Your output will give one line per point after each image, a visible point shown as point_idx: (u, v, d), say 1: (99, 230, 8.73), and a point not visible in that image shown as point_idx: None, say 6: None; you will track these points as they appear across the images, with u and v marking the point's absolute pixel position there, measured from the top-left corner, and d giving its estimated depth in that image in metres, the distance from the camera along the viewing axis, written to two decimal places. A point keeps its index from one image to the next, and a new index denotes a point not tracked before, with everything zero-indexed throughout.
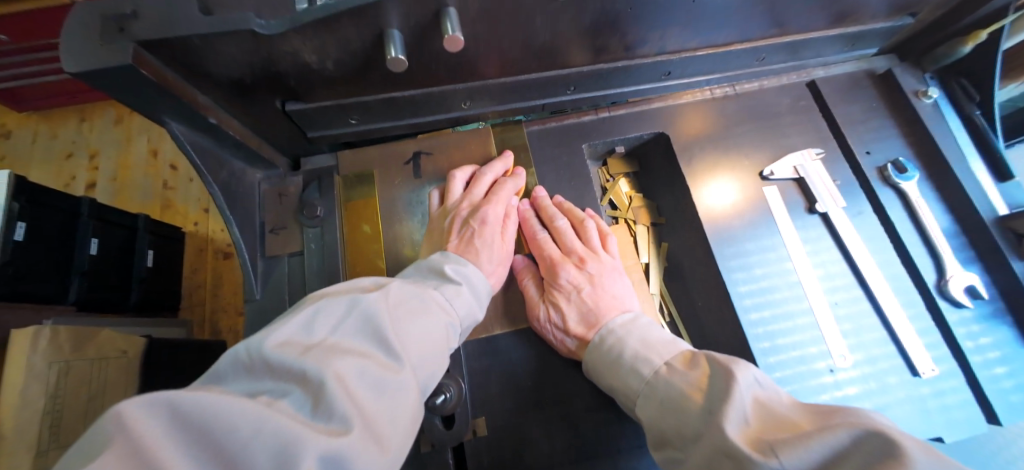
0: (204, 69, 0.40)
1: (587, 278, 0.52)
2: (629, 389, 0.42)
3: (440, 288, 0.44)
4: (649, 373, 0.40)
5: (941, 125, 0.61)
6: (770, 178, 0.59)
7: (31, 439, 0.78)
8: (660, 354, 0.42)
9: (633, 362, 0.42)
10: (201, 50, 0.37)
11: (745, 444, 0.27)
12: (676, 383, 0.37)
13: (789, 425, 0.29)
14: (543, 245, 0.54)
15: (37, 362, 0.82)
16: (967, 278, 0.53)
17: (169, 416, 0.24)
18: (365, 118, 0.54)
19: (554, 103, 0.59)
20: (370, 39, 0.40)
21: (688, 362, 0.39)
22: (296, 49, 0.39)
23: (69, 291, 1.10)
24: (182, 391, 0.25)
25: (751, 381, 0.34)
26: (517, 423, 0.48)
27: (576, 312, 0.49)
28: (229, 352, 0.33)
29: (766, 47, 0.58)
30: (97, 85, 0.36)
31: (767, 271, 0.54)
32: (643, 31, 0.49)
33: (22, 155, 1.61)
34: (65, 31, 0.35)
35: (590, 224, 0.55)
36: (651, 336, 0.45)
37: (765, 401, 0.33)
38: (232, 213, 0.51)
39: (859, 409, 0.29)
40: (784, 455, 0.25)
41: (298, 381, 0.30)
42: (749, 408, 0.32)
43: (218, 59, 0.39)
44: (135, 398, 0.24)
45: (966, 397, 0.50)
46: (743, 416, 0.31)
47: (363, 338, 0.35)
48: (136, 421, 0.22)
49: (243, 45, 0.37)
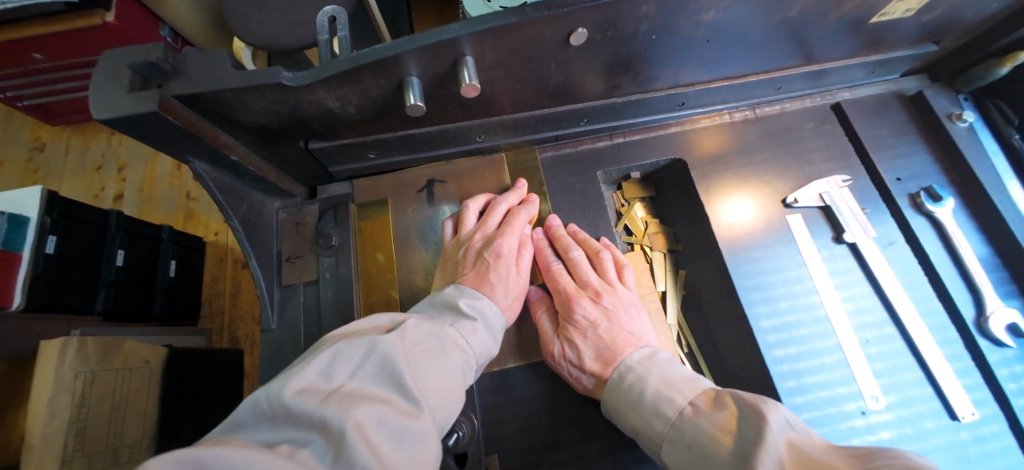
0: (233, 118, 0.41)
1: (604, 313, 0.51)
2: (651, 431, 0.40)
3: (455, 324, 0.44)
4: (673, 413, 0.39)
5: (977, 150, 0.58)
6: (793, 205, 0.57)
7: (58, 448, 0.80)
8: (683, 393, 0.40)
9: (655, 402, 0.41)
10: (233, 102, 0.39)
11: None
12: (702, 426, 0.36)
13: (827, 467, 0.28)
14: (558, 277, 0.54)
15: (64, 372, 0.84)
16: (1009, 315, 0.50)
17: None
18: (383, 152, 0.55)
19: (566, 134, 0.59)
20: (389, 88, 0.41)
21: (713, 403, 0.38)
22: (321, 98, 0.41)
23: (96, 302, 1.13)
24: (206, 449, 0.25)
25: (782, 423, 0.32)
26: (531, 464, 0.47)
27: (592, 349, 0.48)
28: (249, 399, 0.33)
29: (783, 78, 0.58)
30: (124, 130, 0.37)
31: (792, 305, 0.52)
32: (657, 68, 0.49)
33: (55, 167, 1.68)
34: (94, 80, 0.36)
35: (606, 256, 0.54)
36: (672, 374, 0.43)
37: (798, 444, 0.31)
38: (251, 246, 0.52)
39: (900, 453, 0.28)
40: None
41: (318, 429, 0.29)
42: (783, 451, 0.30)
43: (245, 109, 0.40)
44: (159, 456, 0.24)
45: (1010, 443, 0.46)
46: (777, 459, 0.29)
47: (381, 381, 0.35)
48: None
49: (272, 96, 0.39)
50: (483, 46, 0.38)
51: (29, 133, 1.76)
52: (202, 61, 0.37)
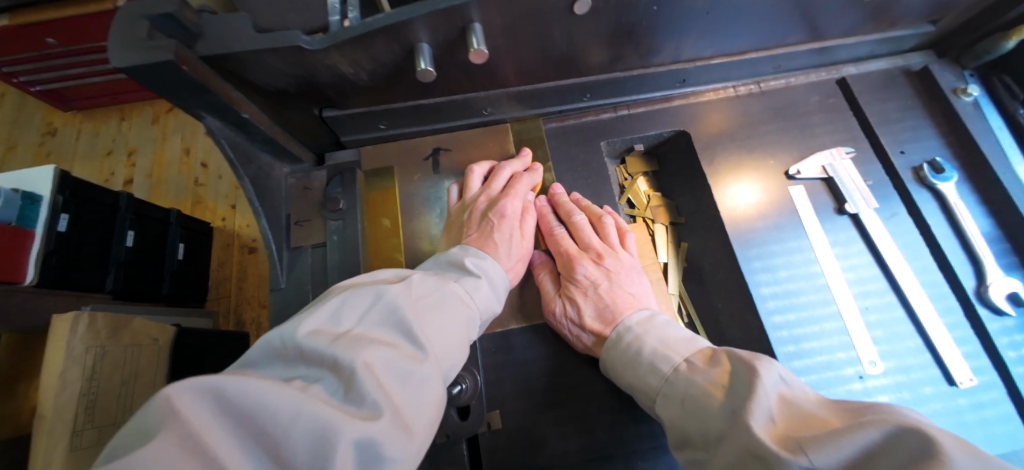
0: (245, 77, 0.43)
1: (604, 274, 0.52)
2: (647, 387, 0.41)
3: (460, 280, 0.45)
4: (668, 370, 0.40)
5: (982, 125, 0.58)
6: (796, 177, 0.58)
7: (68, 419, 0.82)
8: (680, 352, 0.41)
9: (652, 359, 0.41)
10: (249, 63, 0.41)
11: (773, 442, 0.27)
12: (697, 381, 0.37)
13: (816, 421, 0.28)
14: (560, 240, 0.55)
15: (76, 345, 0.86)
16: (1009, 285, 0.50)
17: (214, 400, 0.25)
18: (394, 122, 0.58)
19: (571, 110, 0.62)
20: (399, 53, 0.43)
21: (708, 360, 0.38)
22: (335, 63, 0.43)
23: (107, 281, 1.16)
24: (226, 377, 0.26)
25: (775, 379, 0.33)
26: (532, 422, 0.47)
27: (592, 307, 0.49)
28: (261, 340, 0.33)
29: (782, 55, 0.60)
30: (140, 79, 0.38)
31: (793, 273, 0.53)
32: (663, 34, 0.50)
33: (66, 152, 1.70)
34: (113, 33, 0.37)
35: (608, 221, 0.55)
36: (669, 334, 0.44)
37: (790, 398, 0.31)
38: (261, 205, 0.53)
39: (890, 406, 0.28)
40: (814, 454, 0.24)
41: (330, 368, 0.30)
42: (774, 405, 0.30)
43: (261, 70, 0.43)
44: (179, 381, 0.25)
45: (1007, 410, 0.47)
46: (768, 414, 0.30)
47: (389, 327, 0.35)
48: (186, 408, 0.23)
49: (287, 58, 0.41)
50: (489, 11, 0.40)
51: (41, 118, 1.78)
52: (223, 26, 0.40)
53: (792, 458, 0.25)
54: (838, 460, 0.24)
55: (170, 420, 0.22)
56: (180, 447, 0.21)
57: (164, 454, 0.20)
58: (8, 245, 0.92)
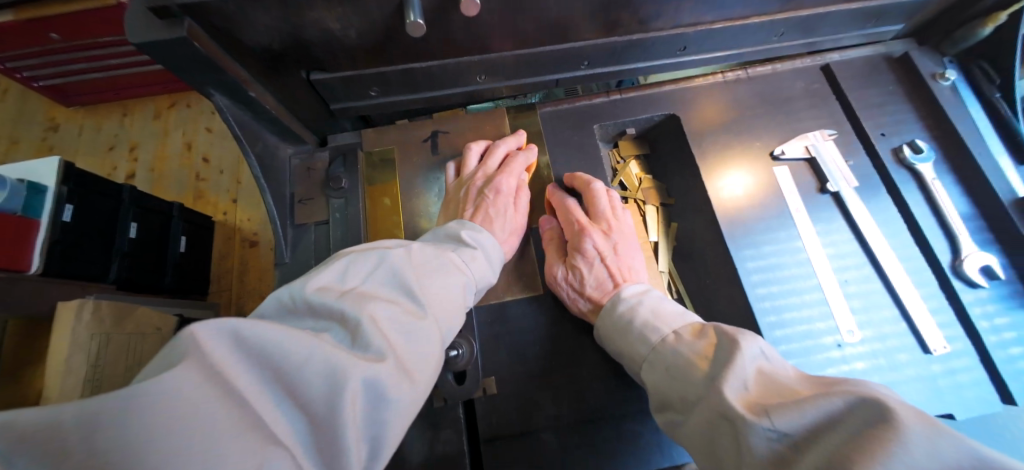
0: (238, 37, 0.43)
1: (611, 246, 0.54)
2: (635, 354, 0.43)
3: (457, 251, 0.47)
4: (657, 340, 0.42)
5: (959, 108, 0.61)
6: (780, 158, 0.60)
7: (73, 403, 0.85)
8: (670, 324, 0.43)
9: (643, 329, 0.44)
10: (235, 16, 0.40)
11: (742, 408, 0.29)
12: (682, 352, 0.39)
13: (789, 392, 0.30)
14: (573, 210, 0.56)
15: (80, 331, 0.88)
16: (983, 259, 0.53)
17: (233, 340, 0.27)
18: (385, 90, 0.56)
19: (567, 78, 0.61)
20: (389, 8, 0.43)
21: (696, 333, 0.41)
22: (321, 17, 0.42)
23: (110, 271, 1.18)
24: (243, 321, 0.28)
25: (756, 352, 0.35)
26: (525, 387, 0.50)
27: (595, 278, 0.51)
28: (273, 296, 0.36)
29: (782, 22, 0.58)
30: (156, 56, 0.40)
31: (776, 249, 0.55)
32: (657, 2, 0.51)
33: (69, 147, 1.72)
34: (131, 11, 0.39)
35: (617, 197, 0.58)
36: (662, 307, 0.46)
37: (769, 372, 0.33)
38: (266, 182, 0.55)
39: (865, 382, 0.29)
40: (776, 418, 0.26)
41: (337, 320, 0.33)
42: (751, 375, 0.33)
43: (248, 27, 0.42)
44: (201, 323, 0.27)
45: (979, 376, 0.49)
46: (744, 383, 0.32)
47: (391, 288, 0.38)
48: (209, 341, 0.26)
49: (272, 12, 0.40)
50: None
51: (43, 113, 1.79)
52: None
53: (757, 422, 0.27)
54: (800, 425, 0.26)
55: (193, 351, 0.25)
56: (201, 375, 0.24)
57: (185, 379, 0.23)
58: (11, 240, 0.93)
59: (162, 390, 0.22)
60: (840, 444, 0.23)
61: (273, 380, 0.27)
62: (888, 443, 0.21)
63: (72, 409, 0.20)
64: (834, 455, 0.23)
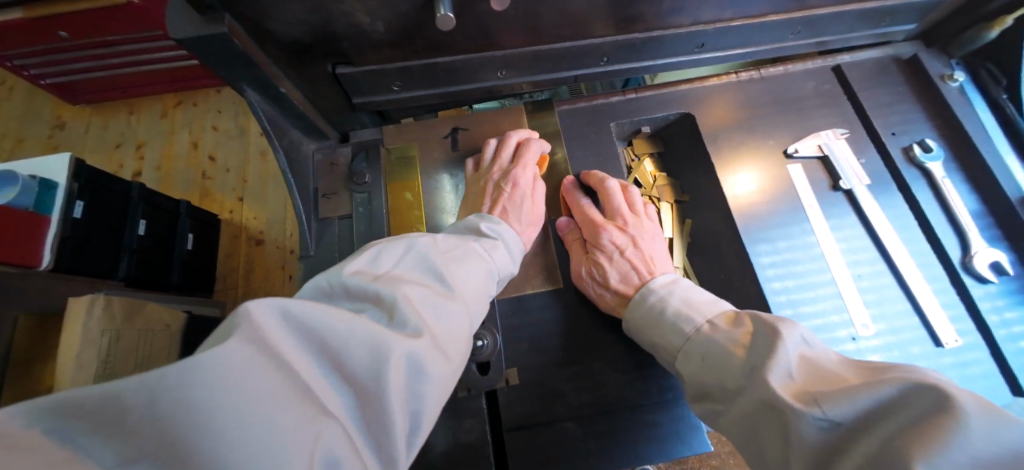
0: (266, 27, 0.43)
1: (630, 240, 0.55)
2: (669, 345, 0.45)
3: (478, 241, 0.48)
4: (690, 330, 0.43)
5: (967, 109, 0.62)
6: (794, 156, 0.62)
7: None
8: (703, 314, 0.44)
9: (676, 319, 0.45)
10: (269, 7, 0.41)
11: (788, 395, 0.30)
12: (718, 341, 0.40)
13: (835, 378, 0.31)
14: (588, 210, 0.57)
15: (92, 327, 0.87)
16: (991, 255, 0.54)
17: (281, 316, 0.28)
18: (407, 85, 0.56)
19: (587, 74, 0.61)
20: (417, 2, 0.44)
21: (731, 321, 0.42)
22: (352, 9, 0.43)
23: (119, 268, 1.18)
24: (289, 299, 0.29)
25: (797, 340, 0.36)
26: (547, 378, 0.51)
27: (618, 270, 0.53)
28: (308, 283, 0.37)
29: (803, 19, 0.60)
30: (194, 50, 0.41)
31: (791, 244, 0.56)
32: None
33: (75, 145, 1.72)
34: (171, 6, 0.40)
35: (634, 191, 0.59)
36: (693, 297, 0.47)
37: (812, 359, 0.34)
38: (292, 177, 0.56)
39: (914, 367, 0.29)
40: (826, 405, 0.28)
41: (372, 301, 0.34)
42: (795, 363, 0.34)
43: (279, 16, 0.42)
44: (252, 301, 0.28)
45: (989, 369, 0.50)
46: (788, 371, 0.33)
47: (421, 272, 0.39)
48: (260, 315, 0.27)
49: (305, 3, 0.41)
50: None
51: (50, 111, 1.80)
52: None
53: (805, 409, 0.28)
54: (851, 410, 0.27)
55: (245, 325, 0.25)
56: (255, 347, 0.25)
57: (240, 352, 0.24)
58: (11, 239, 0.89)
59: (221, 362, 0.23)
60: (893, 428, 0.24)
61: (321, 354, 0.28)
62: (945, 425, 0.22)
63: (132, 381, 0.21)
64: (888, 439, 0.24)
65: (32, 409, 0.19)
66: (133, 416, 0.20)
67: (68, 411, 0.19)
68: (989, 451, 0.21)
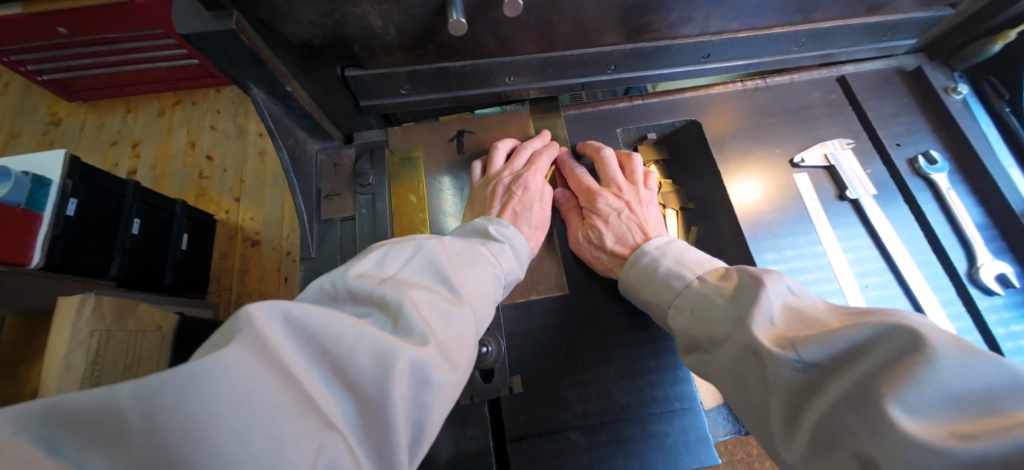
0: (279, 28, 0.42)
1: (624, 205, 0.57)
2: (661, 301, 0.46)
3: (485, 244, 0.47)
4: (682, 285, 0.44)
5: (971, 121, 0.63)
6: (800, 165, 0.61)
7: None
8: (693, 270, 0.45)
9: (667, 276, 0.46)
10: (281, 9, 0.40)
11: (768, 341, 0.31)
12: (707, 292, 0.41)
13: (815, 322, 0.32)
14: (582, 179, 0.61)
15: (81, 328, 0.85)
16: (997, 266, 0.54)
17: (284, 321, 0.26)
18: (415, 89, 0.55)
19: (594, 82, 0.61)
20: (432, 5, 0.43)
21: (721, 276, 0.42)
22: (365, 13, 0.43)
23: (111, 267, 1.15)
24: (293, 303, 0.28)
25: (783, 290, 0.36)
26: (552, 385, 0.50)
27: (613, 233, 0.55)
28: (313, 285, 0.36)
29: (804, 32, 0.60)
30: (202, 48, 0.41)
31: (798, 252, 0.56)
32: (686, 9, 0.52)
33: (70, 142, 1.70)
34: (179, 3, 0.39)
35: (636, 159, 0.61)
36: (686, 256, 0.48)
37: (796, 305, 0.35)
38: (295, 177, 0.55)
39: (895, 311, 0.29)
40: (802, 349, 0.29)
41: (377, 306, 0.33)
42: (777, 311, 0.34)
43: (292, 19, 0.42)
44: (255, 303, 0.27)
45: None
46: (770, 318, 0.34)
47: (428, 276, 0.38)
48: (262, 321, 0.25)
49: (318, 5, 0.41)
50: None
51: (45, 107, 1.77)
52: None
53: (782, 352, 0.30)
54: (826, 354, 0.28)
55: (246, 330, 0.24)
56: (255, 355, 0.24)
57: (240, 358, 0.23)
58: (10, 238, 0.89)
59: (218, 369, 0.21)
60: (866, 371, 0.25)
61: (324, 362, 0.27)
62: (915, 368, 0.23)
63: (129, 385, 0.20)
64: (861, 381, 0.25)
65: (25, 414, 0.19)
66: (125, 419, 0.19)
67: (59, 412, 0.19)
68: (959, 387, 0.22)
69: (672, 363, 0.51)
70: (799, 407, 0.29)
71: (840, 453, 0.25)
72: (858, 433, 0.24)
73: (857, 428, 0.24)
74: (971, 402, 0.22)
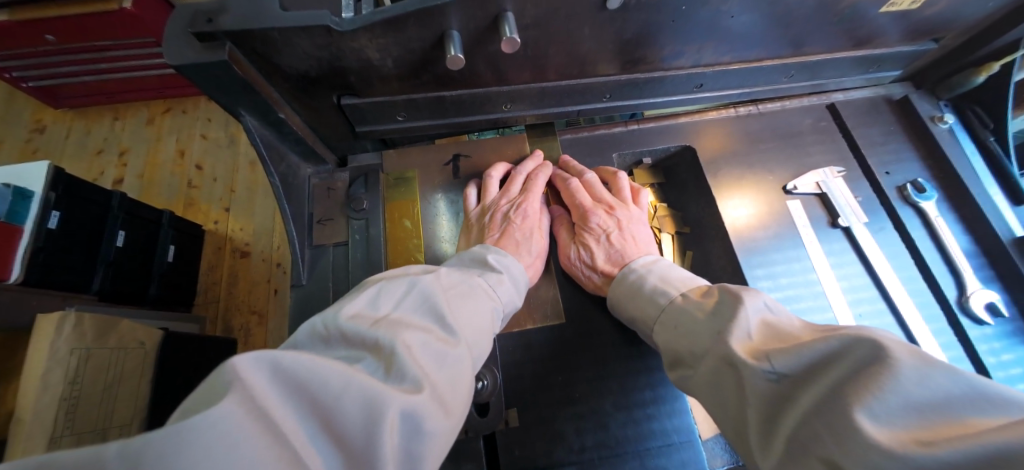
0: (276, 60, 0.42)
1: (616, 223, 0.57)
2: (645, 317, 0.46)
3: (484, 275, 0.47)
4: (665, 301, 0.44)
5: (957, 150, 0.64)
6: (793, 192, 0.62)
7: (48, 426, 0.77)
8: (678, 287, 0.45)
9: (652, 293, 0.46)
10: (277, 43, 0.40)
11: (743, 352, 0.32)
12: (689, 309, 0.41)
13: (790, 337, 0.32)
14: (577, 193, 0.59)
15: (60, 347, 0.81)
16: (986, 295, 0.55)
17: (272, 372, 0.25)
18: (412, 115, 0.55)
19: (589, 110, 0.61)
20: (430, 40, 0.43)
21: (702, 293, 0.42)
22: (362, 46, 0.42)
23: (93, 280, 1.11)
24: (283, 352, 0.26)
25: (760, 306, 0.36)
26: (549, 417, 0.49)
27: (603, 251, 0.55)
28: (304, 325, 0.35)
29: (795, 64, 0.61)
30: (196, 79, 0.40)
31: (792, 280, 0.56)
32: (681, 43, 0.53)
33: (54, 150, 1.65)
34: (170, 34, 0.39)
35: (621, 176, 0.62)
36: (671, 273, 0.48)
37: (773, 322, 0.35)
38: (287, 204, 0.54)
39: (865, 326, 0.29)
40: (775, 360, 0.29)
41: (370, 348, 0.31)
42: (754, 325, 0.34)
43: (289, 52, 0.41)
44: (244, 354, 0.25)
45: None
46: (748, 332, 0.34)
47: (422, 314, 0.37)
48: (248, 373, 0.24)
49: (315, 39, 0.40)
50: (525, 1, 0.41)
51: (29, 115, 1.73)
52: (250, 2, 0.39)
53: (757, 364, 0.30)
54: (797, 363, 0.28)
55: (235, 383, 0.23)
56: (244, 409, 0.22)
57: (228, 413, 0.21)
58: None
59: (208, 428, 0.20)
60: (835, 379, 0.25)
61: (311, 414, 0.25)
62: (880, 377, 0.23)
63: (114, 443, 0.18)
64: (830, 391, 0.25)
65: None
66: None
67: None
68: (920, 396, 0.22)
69: (669, 393, 0.51)
70: (776, 417, 0.28)
71: (808, 458, 0.24)
72: (824, 438, 0.23)
73: (822, 432, 0.23)
74: (933, 411, 0.22)
